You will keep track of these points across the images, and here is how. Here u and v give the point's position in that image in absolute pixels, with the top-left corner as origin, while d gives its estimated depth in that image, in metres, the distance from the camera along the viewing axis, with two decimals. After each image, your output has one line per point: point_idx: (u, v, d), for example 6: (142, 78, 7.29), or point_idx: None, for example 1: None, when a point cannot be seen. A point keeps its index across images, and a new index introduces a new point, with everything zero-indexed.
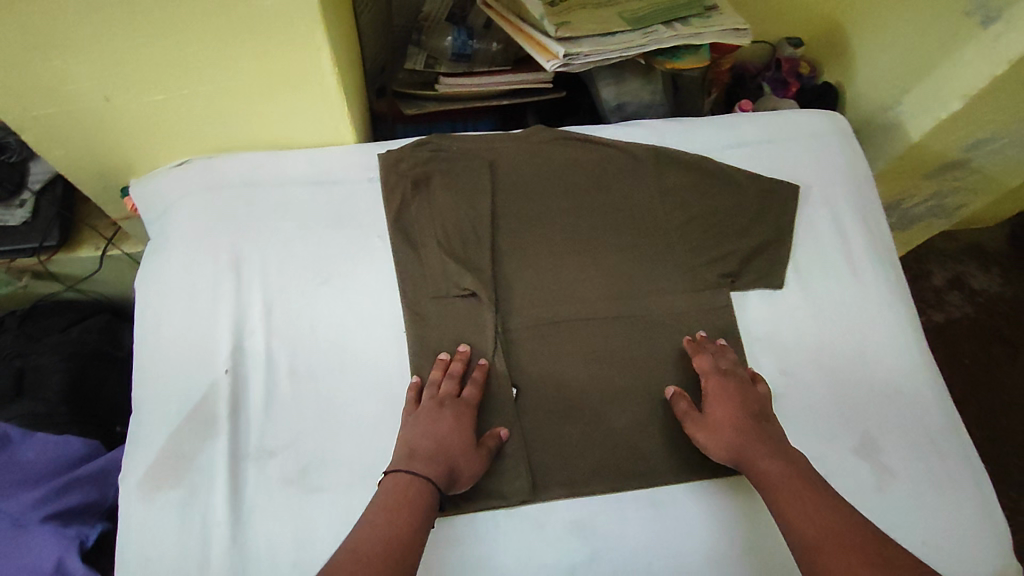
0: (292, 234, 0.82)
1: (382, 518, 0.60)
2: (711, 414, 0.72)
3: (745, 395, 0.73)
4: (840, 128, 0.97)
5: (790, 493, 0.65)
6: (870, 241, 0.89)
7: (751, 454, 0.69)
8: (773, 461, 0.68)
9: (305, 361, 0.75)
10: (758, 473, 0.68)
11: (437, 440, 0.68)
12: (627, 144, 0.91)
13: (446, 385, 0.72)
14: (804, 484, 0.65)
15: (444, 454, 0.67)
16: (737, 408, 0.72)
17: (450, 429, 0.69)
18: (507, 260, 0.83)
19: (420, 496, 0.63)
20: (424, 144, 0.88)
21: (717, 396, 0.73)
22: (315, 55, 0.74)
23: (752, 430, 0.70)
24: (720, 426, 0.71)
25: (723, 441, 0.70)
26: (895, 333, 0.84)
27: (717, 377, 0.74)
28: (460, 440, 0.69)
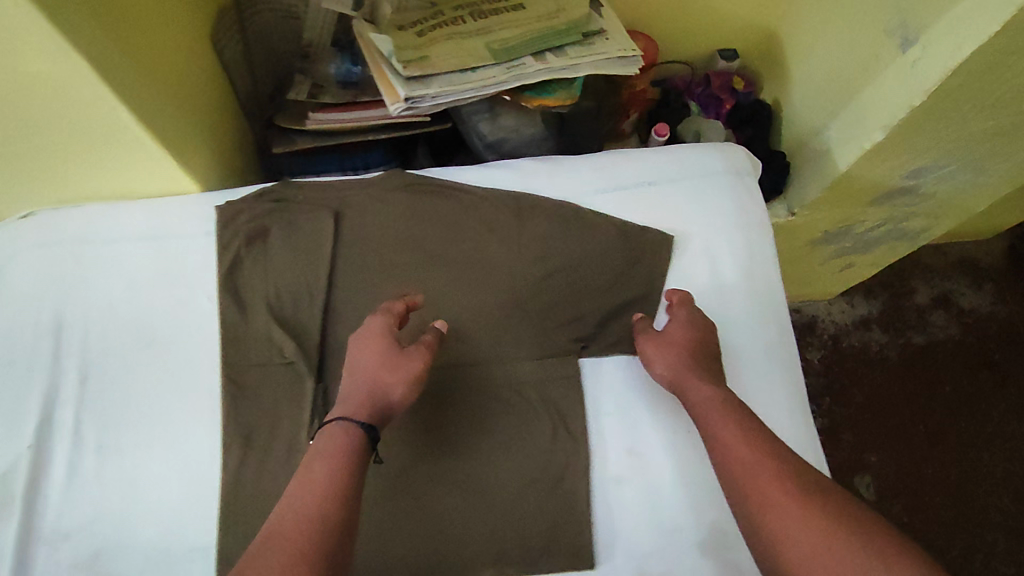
0: (119, 297, 0.78)
1: (316, 464, 0.58)
2: (668, 334, 0.74)
3: (707, 330, 0.74)
4: (736, 167, 0.87)
5: (714, 414, 0.65)
6: (750, 304, 0.81)
7: (692, 375, 0.70)
8: (712, 384, 0.69)
9: (116, 435, 0.73)
10: (690, 392, 0.69)
11: (361, 373, 0.66)
12: (484, 190, 0.83)
13: (370, 322, 0.70)
14: (732, 407, 0.66)
15: (365, 381, 0.65)
16: (697, 337, 0.73)
17: (367, 357, 0.67)
18: (341, 323, 0.77)
19: (356, 434, 0.61)
20: (267, 194, 0.82)
21: (680, 324, 0.75)
22: (117, 113, 0.67)
23: (700, 359, 0.72)
24: (677, 345, 0.72)
25: (674, 358, 0.72)
26: (765, 411, 0.76)
27: (689, 309, 0.76)
28: (376, 362, 0.66)
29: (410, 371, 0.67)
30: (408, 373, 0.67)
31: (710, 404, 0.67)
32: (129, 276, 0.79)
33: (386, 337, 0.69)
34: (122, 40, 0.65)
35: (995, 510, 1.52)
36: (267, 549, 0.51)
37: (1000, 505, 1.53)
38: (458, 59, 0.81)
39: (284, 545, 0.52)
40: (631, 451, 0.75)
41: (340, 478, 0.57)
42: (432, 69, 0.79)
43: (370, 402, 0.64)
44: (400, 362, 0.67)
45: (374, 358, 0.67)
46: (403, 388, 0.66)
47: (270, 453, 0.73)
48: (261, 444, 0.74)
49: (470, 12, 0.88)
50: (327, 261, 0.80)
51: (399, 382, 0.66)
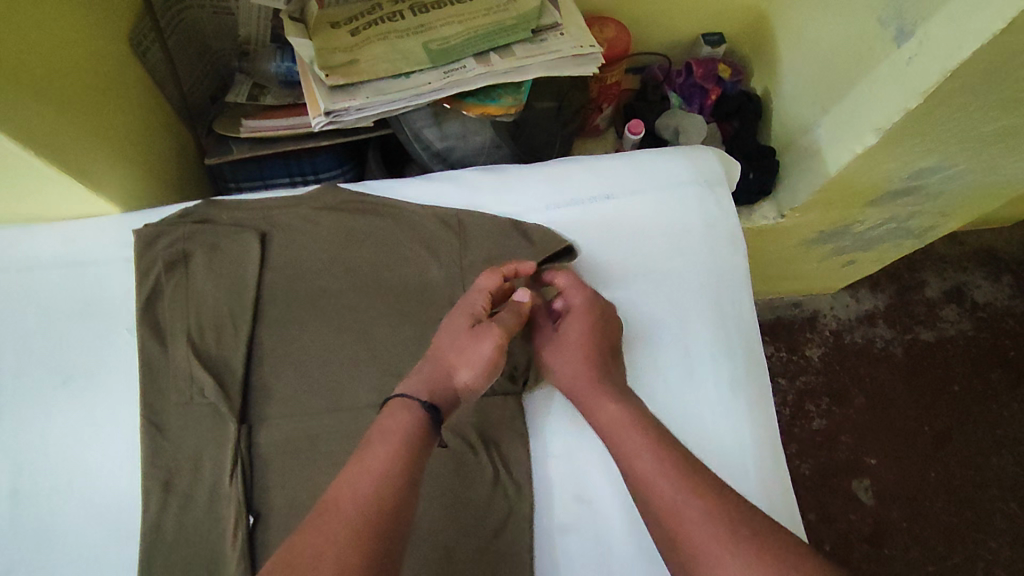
0: (32, 329, 0.73)
1: (375, 443, 0.57)
2: (568, 334, 0.70)
3: (603, 320, 0.70)
4: (705, 175, 0.78)
5: (618, 428, 0.62)
6: (716, 333, 0.73)
7: (592, 382, 0.66)
8: (614, 394, 0.65)
9: (30, 480, 0.69)
10: (594, 406, 0.65)
11: (437, 353, 0.65)
12: (423, 207, 0.76)
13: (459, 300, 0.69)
14: (633, 415, 0.63)
15: (439, 360, 0.65)
16: (597, 332, 0.69)
17: (446, 336, 0.66)
18: (268, 357, 0.72)
19: (417, 417, 0.60)
20: (189, 214, 0.76)
21: (575, 316, 0.70)
22: (4, 143, 0.61)
23: (601, 364, 0.68)
24: (575, 348, 0.69)
25: (572, 365, 0.68)
26: (727, 453, 0.70)
27: (579, 297, 0.71)
28: (453, 343, 0.65)
29: (480, 352, 0.65)
30: (478, 356, 0.64)
31: (616, 417, 0.63)
32: (42, 307, 0.74)
33: (469, 315, 0.67)
34: (9, 61, 0.59)
35: (1001, 515, 1.44)
36: (317, 539, 0.49)
37: (1006, 509, 1.45)
38: (391, 64, 0.73)
39: (342, 525, 0.50)
40: (580, 498, 0.69)
41: (396, 464, 0.55)
42: (359, 77, 0.71)
43: (436, 381, 0.63)
44: (474, 342, 0.65)
45: (449, 340, 0.66)
46: (471, 371, 0.64)
47: (192, 500, 0.68)
48: (181, 490, 0.68)
49: (409, 5, 0.77)
50: (254, 288, 0.74)
51: (469, 365, 0.64)
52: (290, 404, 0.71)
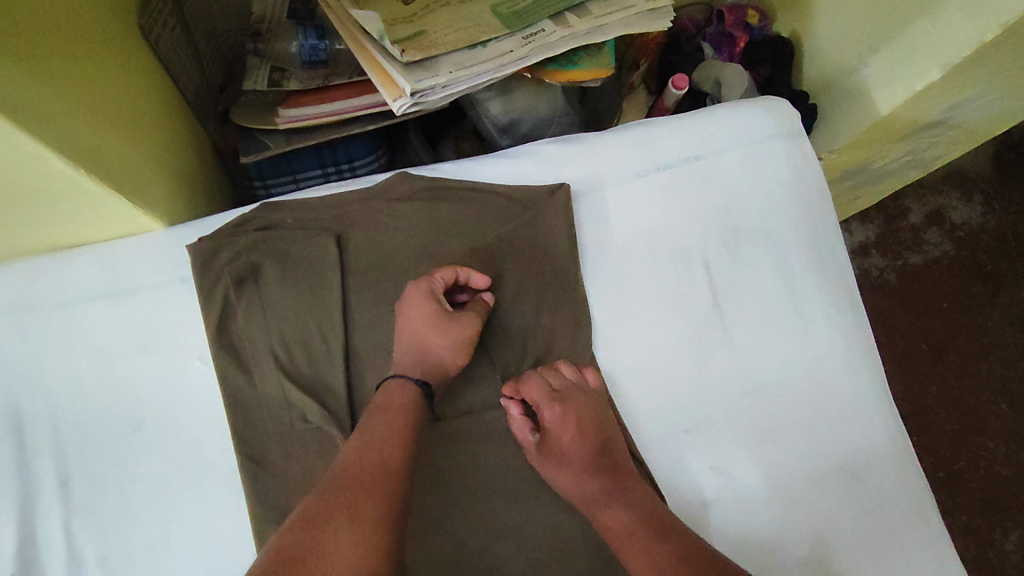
0: (87, 371, 0.64)
1: (373, 419, 0.56)
2: (551, 448, 0.62)
3: (584, 420, 0.62)
4: (786, 127, 0.76)
5: (625, 539, 0.57)
6: (823, 288, 0.72)
7: (596, 495, 0.60)
8: (612, 496, 0.60)
9: (119, 542, 0.60)
10: (597, 516, 0.60)
11: (407, 336, 0.63)
12: (511, 188, 0.71)
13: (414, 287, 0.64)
14: (639, 523, 0.57)
15: (416, 342, 0.63)
16: (583, 435, 0.62)
17: (413, 319, 0.63)
18: (366, 369, 0.66)
19: (414, 396, 0.59)
20: (247, 222, 0.67)
21: (557, 429, 0.62)
22: (43, 158, 0.51)
23: (595, 471, 0.61)
24: (565, 457, 0.62)
25: (563, 475, 0.62)
26: (854, 403, 0.70)
27: (548, 398, 0.63)
28: (423, 325, 0.63)
29: (460, 335, 0.64)
30: (458, 337, 0.64)
31: (618, 522, 0.58)
32: (94, 344, 0.64)
33: (429, 300, 0.63)
34: (37, 66, 0.49)
35: (994, 417, 1.56)
36: (331, 498, 0.49)
37: (999, 411, 1.56)
38: (463, 33, 0.67)
39: (347, 493, 0.49)
40: (717, 470, 0.66)
41: (401, 435, 0.55)
42: (437, 50, 0.65)
43: (423, 360, 0.62)
44: (450, 324, 0.63)
45: (421, 324, 0.63)
46: (457, 351, 0.64)
47: None
48: None
49: None
50: (336, 296, 0.66)
51: (453, 350, 0.64)
52: None
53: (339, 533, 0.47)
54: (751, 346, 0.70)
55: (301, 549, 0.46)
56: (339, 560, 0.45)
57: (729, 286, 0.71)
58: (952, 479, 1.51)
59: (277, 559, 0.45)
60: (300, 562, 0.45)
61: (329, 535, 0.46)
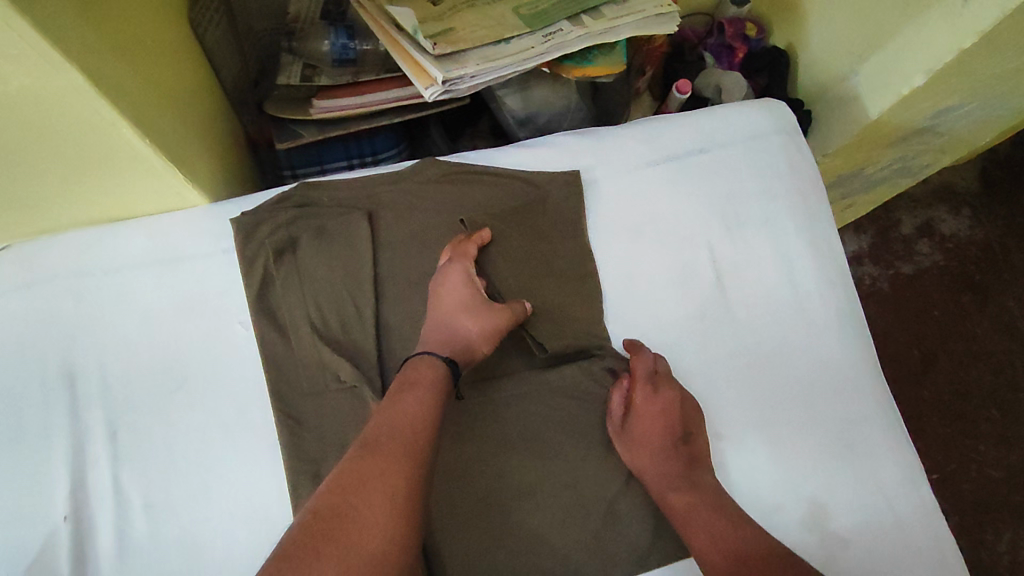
0: (136, 333, 0.68)
1: (403, 394, 0.59)
2: (636, 429, 0.68)
3: (671, 406, 0.68)
4: (783, 124, 0.82)
5: (692, 522, 0.63)
6: (818, 270, 0.78)
7: (668, 478, 0.66)
8: (683, 483, 0.65)
9: (163, 490, 0.64)
10: (663, 495, 0.66)
11: (443, 316, 0.67)
12: (531, 174, 0.77)
13: (451, 263, 0.70)
14: (706, 508, 0.63)
15: (450, 321, 0.67)
16: (668, 422, 0.67)
17: (449, 295, 0.68)
18: (395, 335, 0.71)
19: (441, 374, 0.62)
20: (286, 199, 0.73)
21: (643, 408, 0.68)
22: (115, 127, 0.57)
23: (670, 454, 0.67)
24: (646, 434, 0.67)
25: (643, 456, 0.67)
26: (848, 378, 0.75)
27: (648, 385, 0.68)
28: (459, 307, 0.67)
29: (491, 325, 0.68)
30: (490, 326, 0.67)
31: (686, 507, 0.64)
32: (142, 308, 0.69)
33: (467, 280, 0.69)
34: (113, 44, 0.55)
35: (986, 421, 1.60)
36: (364, 467, 0.51)
37: (990, 416, 1.61)
38: (489, 30, 0.73)
39: (378, 460, 0.51)
40: (721, 436, 0.71)
41: (427, 413, 0.57)
42: (465, 44, 0.71)
43: (452, 340, 0.66)
44: (485, 314, 0.68)
45: (455, 304, 0.67)
46: (485, 340, 0.67)
47: None
48: None
49: None
50: (368, 268, 0.72)
51: (483, 338, 0.67)
52: None
53: (372, 500, 0.49)
54: (751, 322, 0.75)
55: (337, 512, 0.48)
56: (370, 524, 0.48)
57: (732, 267, 0.76)
58: (946, 481, 1.55)
59: (314, 521, 0.47)
60: (336, 525, 0.47)
61: (362, 500, 0.49)
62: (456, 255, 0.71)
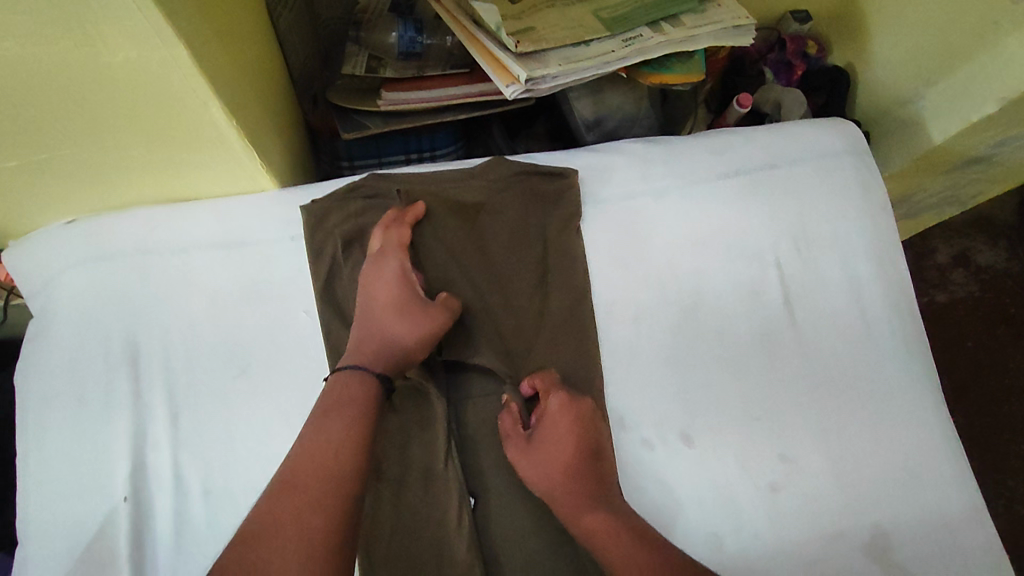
0: (200, 315, 0.68)
1: (329, 417, 0.58)
2: (538, 442, 0.63)
3: (583, 421, 0.64)
4: (856, 145, 0.82)
5: (611, 544, 0.58)
6: (886, 295, 0.76)
7: (576, 497, 0.61)
8: (596, 501, 0.60)
9: (221, 476, 0.63)
10: (576, 516, 0.60)
11: (370, 320, 0.64)
12: (603, 179, 0.76)
13: (384, 257, 0.67)
14: (625, 530, 0.59)
15: (379, 326, 0.64)
16: (582, 435, 0.63)
17: (380, 294, 0.65)
18: (458, 331, 0.70)
19: (367, 388, 0.60)
20: (357, 189, 0.72)
21: (555, 420, 0.63)
22: (204, 107, 0.57)
23: (584, 469, 0.62)
24: (557, 446, 0.62)
25: (549, 472, 0.62)
26: (914, 405, 0.73)
27: (561, 398, 0.64)
28: (387, 309, 0.64)
29: (423, 330, 0.64)
30: (422, 330, 0.64)
31: (603, 528, 0.59)
32: (208, 290, 0.69)
33: (397, 276, 0.66)
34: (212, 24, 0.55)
35: (1015, 457, 1.57)
36: (275, 512, 0.52)
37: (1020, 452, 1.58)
38: (569, 31, 0.73)
39: (293, 504, 0.52)
40: (784, 457, 0.70)
41: (350, 427, 0.57)
42: (547, 44, 0.70)
43: (383, 347, 0.63)
44: (417, 315, 0.65)
45: (385, 307, 0.64)
46: (419, 344, 0.64)
47: (406, 485, 0.64)
48: (393, 477, 0.64)
49: None
50: (438, 263, 0.72)
51: (415, 343, 0.64)
52: (496, 377, 0.70)
53: (285, 548, 0.50)
54: (816, 341, 0.74)
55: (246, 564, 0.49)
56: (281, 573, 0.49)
57: (799, 285, 0.75)
58: None
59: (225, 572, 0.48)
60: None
61: (274, 553, 0.50)
62: (387, 250, 0.68)
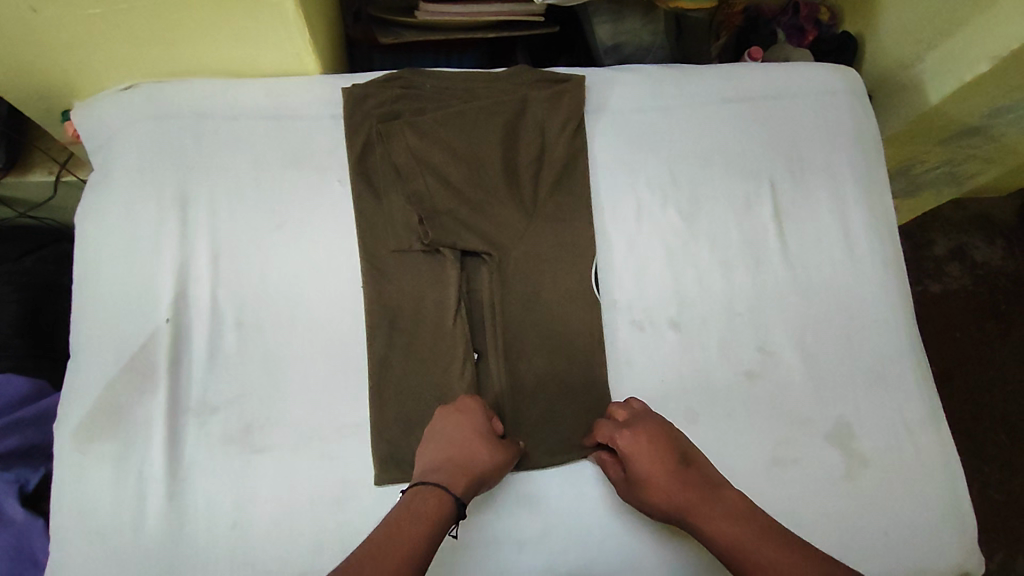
0: (245, 172, 0.75)
1: (406, 528, 0.57)
2: (635, 476, 0.66)
3: (667, 443, 0.67)
4: (852, 84, 0.88)
5: (744, 544, 0.60)
6: (871, 221, 0.83)
7: (693, 504, 0.64)
8: (712, 506, 0.63)
9: (253, 313, 0.71)
10: (702, 522, 0.63)
11: (448, 447, 0.64)
12: (615, 91, 0.83)
13: (465, 407, 0.67)
14: (748, 528, 0.61)
15: (463, 450, 0.64)
16: (667, 454, 0.66)
17: (460, 434, 0.65)
18: (475, 210, 0.75)
19: (445, 514, 0.60)
20: (394, 79, 0.80)
21: (635, 452, 0.66)
22: None
23: (685, 480, 0.65)
24: (651, 472, 0.65)
25: (659, 488, 0.65)
26: (884, 318, 0.79)
27: (629, 429, 0.68)
28: (472, 441, 0.65)
29: (499, 457, 0.65)
30: (500, 462, 0.65)
31: (727, 529, 0.61)
32: (253, 154, 0.76)
33: (477, 421, 0.66)
34: None
35: (994, 446, 1.51)
36: None
37: (997, 441, 1.51)
38: None
39: None
40: (762, 349, 0.76)
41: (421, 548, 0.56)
42: None
43: (466, 468, 0.63)
44: (498, 448, 0.65)
45: (472, 439, 0.65)
46: (495, 475, 0.65)
47: (418, 336, 0.72)
48: (407, 327, 0.72)
49: None
50: (445, 154, 0.76)
51: (493, 467, 0.64)
52: (506, 255, 0.74)
53: None
54: (802, 255, 0.80)
55: None
56: None
57: (790, 202, 0.82)
58: None
59: None
60: None
61: None
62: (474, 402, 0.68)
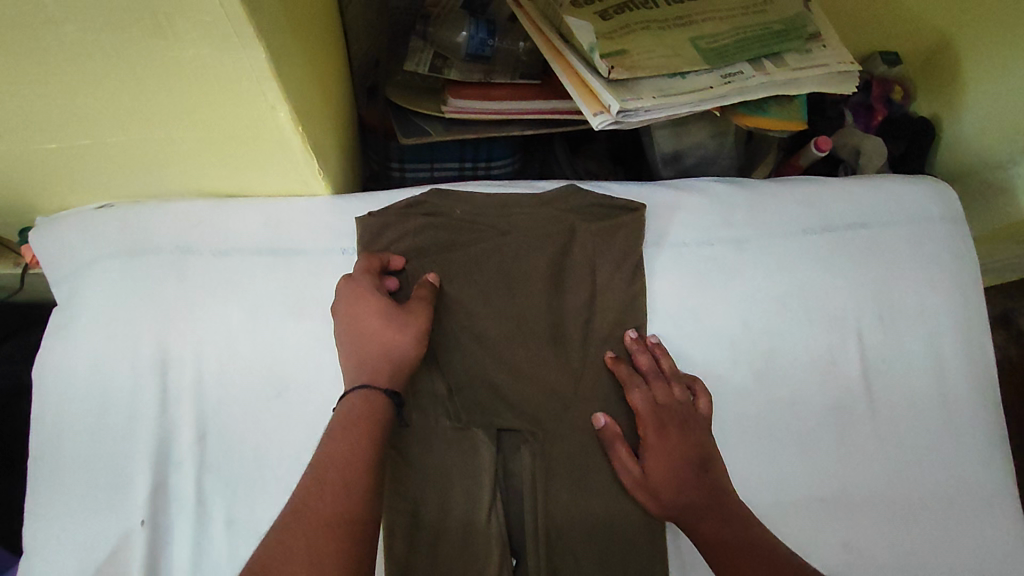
0: (239, 325, 0.63)
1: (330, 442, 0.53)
2: (648, 469, 0.62)
3: (687, 439, 0.62)
4: (952, 210, 0.75)
5: (728, 557, 0.59)
6: (967, 382, 0.72)
7: (692, 508, 0.61)
8: (709, 511, 0.61)
9: (247, 506, 0.60)
10: (692, 524, 0.61)
11: (353, 335, 0.58)
12: (677, 223, 0.70)
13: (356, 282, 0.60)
14: (739, 542, 0.59)
15: (376, 338, 0.57)
16: (685, 450, 0.62)
17: (366, 320, 0.58)
18: (514, 377, 0.63)
19: (379, 408, 0.55)
20: (417, 205, 0.66)
21: (655, 448, 0.62)
22: (268, 112, 0.51)
23: (693, 481, 0.61)
24: (662, 466, 0.62)
25: (666, 483, 0.61)
26: (977, 506, 0.69)
27: (658, 423, 0.62)
28: (377, 317, 0.58)
29: (409, 320, 0.59)
30: (415, 325, 0.58)
31: (716, 538, 0.60)
32: (248, 301, 0.63)
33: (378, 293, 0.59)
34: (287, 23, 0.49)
35: None
36: (290, 539, 0.47)
37: None
38: (667, 60, 0.67)
39: (306, 532, 0.47)
40: (843, 543, 0.66)
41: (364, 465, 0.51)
42: (643, 73, 0.65)
43: (386, 359, 0.57)
44: (403, 318, 0.58)
45: (377, 314, 0.58)
46: (415, 343, 0.58)
47: (444, 535, 0.61)
48: (432, 525, 0.61)
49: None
50: (479, 308, 0.64)
51: (407, 335, 0.58)
52: (550, 432, 0.63)
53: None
54: (888, 426, 0.69)
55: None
56: None
57: (878, 360, 0.71)
58: None
59: None
60: None
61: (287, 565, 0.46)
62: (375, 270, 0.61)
